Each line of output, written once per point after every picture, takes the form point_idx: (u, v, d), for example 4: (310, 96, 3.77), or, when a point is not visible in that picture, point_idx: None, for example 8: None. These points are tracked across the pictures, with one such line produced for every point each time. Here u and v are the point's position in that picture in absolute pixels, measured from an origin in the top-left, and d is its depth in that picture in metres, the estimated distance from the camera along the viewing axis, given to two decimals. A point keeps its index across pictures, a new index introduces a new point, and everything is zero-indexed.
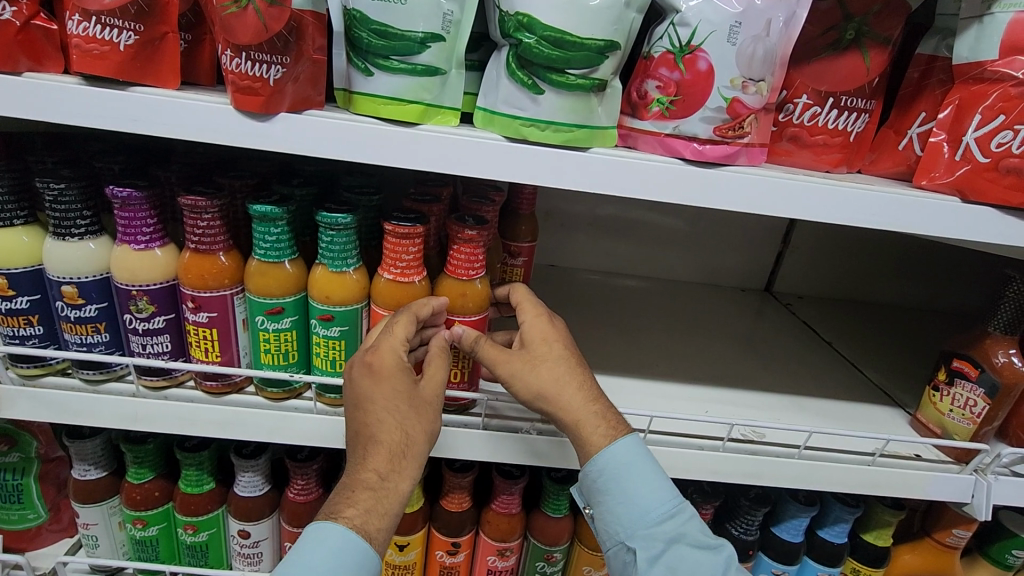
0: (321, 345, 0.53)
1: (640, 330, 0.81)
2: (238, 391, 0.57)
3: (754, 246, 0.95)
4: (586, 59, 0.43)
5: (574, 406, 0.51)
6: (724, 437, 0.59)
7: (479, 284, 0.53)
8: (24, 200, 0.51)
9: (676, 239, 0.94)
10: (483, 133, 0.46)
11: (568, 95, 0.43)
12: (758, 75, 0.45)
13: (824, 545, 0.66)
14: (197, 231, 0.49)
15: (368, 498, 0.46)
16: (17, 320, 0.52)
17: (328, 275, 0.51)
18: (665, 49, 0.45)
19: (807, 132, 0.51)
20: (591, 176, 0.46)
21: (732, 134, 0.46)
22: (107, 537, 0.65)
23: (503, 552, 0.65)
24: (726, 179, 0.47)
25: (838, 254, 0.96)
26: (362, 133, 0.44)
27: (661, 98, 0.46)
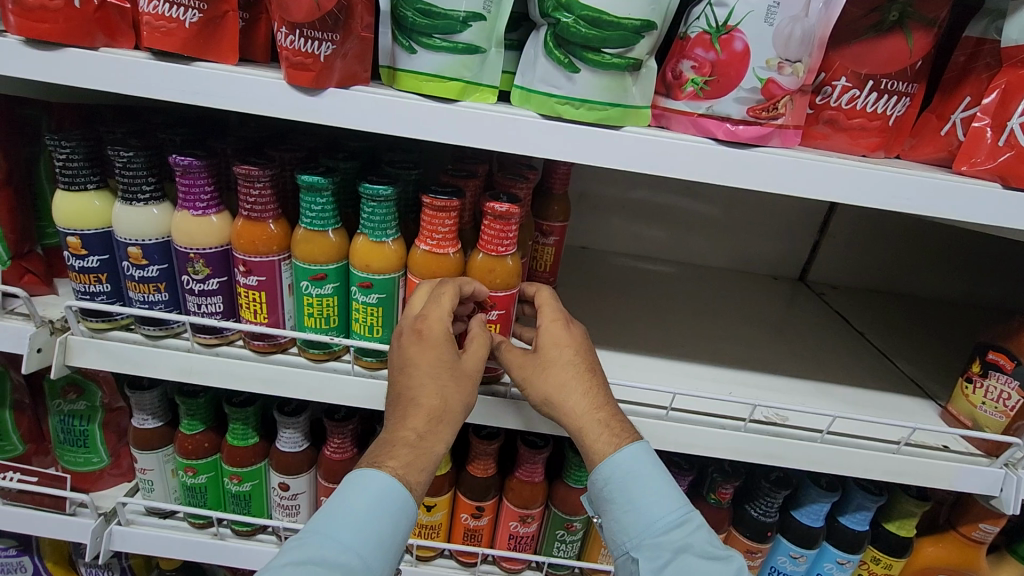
0: (361, 311, 0.56)
1: (669, 313, 0.82)
2: (282, 352, 0.60)
3: (789, 234, 0.94)
4: (622, 39, 0.44)
5: (579, 412, 0.52)
6: (746, 418, 0.59)
7: (511, 260, 0.54)
8: (96, 167, 0.55)
9: (710, 226, 0.94)
10: (519, 111, 0.48)
11: (603, 74, 0.45)
12: (795, 56, 0.45)
13: (844, 531, 0.66)
14: (249, 199, 0.53)
15: (407, 454, 0.47)
16: (89, 278, 0.56)
17: (369, 245, 0.54)
18: (701, 30, 0.46)
19: (845, 115, 0.51)
20: (622, 155, 0.47)
21: (766, 115, 0.46)
22: (161, 482, 0.70)
23: (525, 519, 0.67)
24: (758, 160, 0.47)
25: (875, 247, 0.95)
26: (404, 108, 0.46)
27: (695, 78, 0.46)
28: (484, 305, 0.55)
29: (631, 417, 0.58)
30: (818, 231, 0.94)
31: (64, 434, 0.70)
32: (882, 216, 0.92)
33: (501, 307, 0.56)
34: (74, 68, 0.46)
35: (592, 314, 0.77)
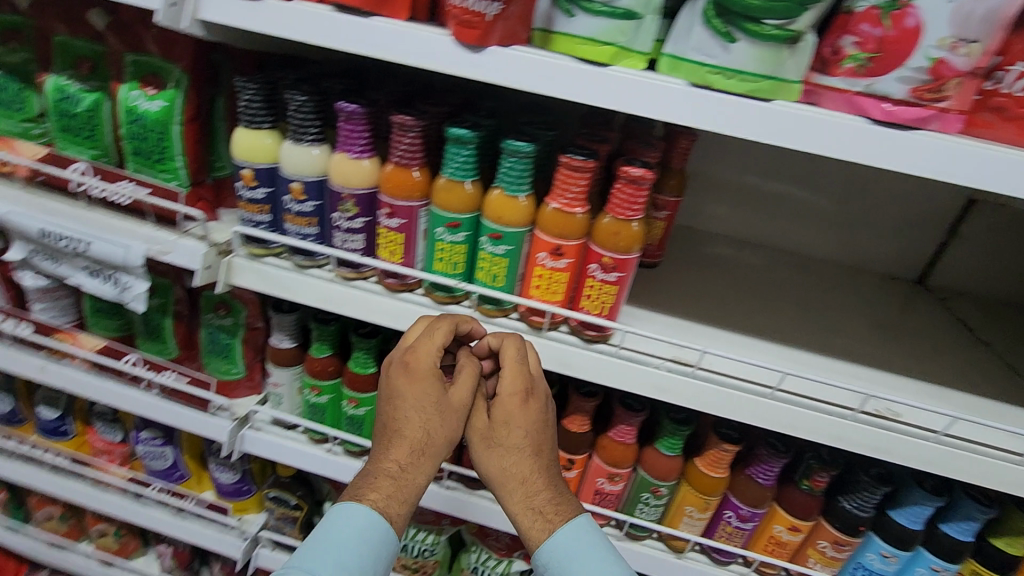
0: (488, 260, 0.60)
1: (778, 300, 0.80)
2: (410, 291, 0.66)
3: (914, 233, 0.89)
4: (787, 9, 0.43)
5: (513, 503, 0.61)
6: (856, 407, 0.59)
7: (636, 226, 0.56)
8: (270, 108, 0.62)
9: (827, 218, 0.91)
10: (668, 78, 0.49)
11: (761, 45, 0.45)
12: (972, 36, 0.43)
13: (944, 540, 0.64)
14: (401, 146, 0.58)
15: (387, 485, 0.60)
16: (255, 207, 0.64)
17: (504, 198, 0.57)
18: (871, 4, 0.45)
19: (1017, 103, 0.48)
20: (769, 130, 0.47)
21: (929, 96, 0.45)
22: (289, 397, 0.80)
23: (613, 476, 0.70)
24: (915, 142, 0.46)
25: (1006, 253, 0.88)
26: (559, 69, 0.49)
27: (856, 54, 0.46)
28: (605, 267, 0.57)
29: (736, 391, 0.59)
30: (947, 233, 0.89)
31: (213, 345, 0.80)
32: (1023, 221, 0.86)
33: (620, 270, 0.58)
34: (271, 16, 0.52)
35: (697, 291, 0.78)
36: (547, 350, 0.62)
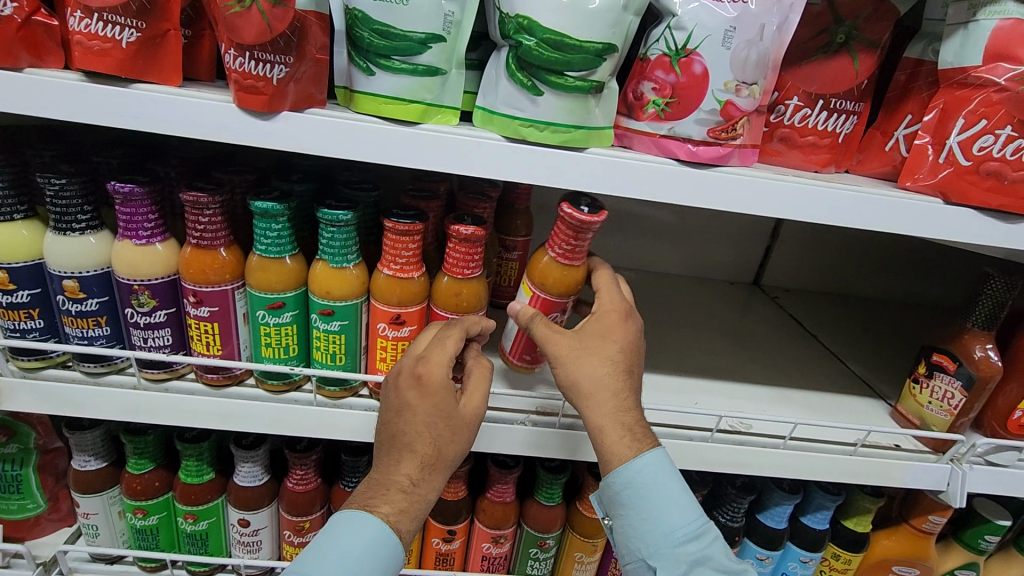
0: (276, 332, 0.69)
1: (228, 520, 0.85)
2: (237, 383, 0.74)
3: (750, 241, 1.33)
4: (408, 47, 0.56)
5: (605, 415, 0.63)
6: (223, 387, 0.73)
7: (476, 282, 0.69)
8: (24, 198, 0.65)
9: (684, 231, 1.31)
10: (110, 384, 0.71)
11: (568, 98, 0.57)
12: (169, 294, 0.67)
13: (542, 511, 0.87)
14: (570, 248, 0.67)
15: (399, 499, 0.61)
16: (88, 321, 0.67)
17: (244, 488, 0.82)
18: (129, 313, 0.67)
19: (202, 324, 0.68)
20: (437, 149, 0.59)
21: (196, 322, 0.68)
22: (107, 524, 0.84)
23: (297, 525, 0.84)
24: (186, 363, 0.68)
25: (827, 248, 1.33)
26: (37, 390, 0.69)
27: (137, 313, 0.67)
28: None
29: None
30: (773, 234, 1.32)
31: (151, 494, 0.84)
32: (819, 230, 1.31)
33: (352, 320, 0.69)
34: None
35: (231, 493, 0.83)
36: (234, 406, 0.72)
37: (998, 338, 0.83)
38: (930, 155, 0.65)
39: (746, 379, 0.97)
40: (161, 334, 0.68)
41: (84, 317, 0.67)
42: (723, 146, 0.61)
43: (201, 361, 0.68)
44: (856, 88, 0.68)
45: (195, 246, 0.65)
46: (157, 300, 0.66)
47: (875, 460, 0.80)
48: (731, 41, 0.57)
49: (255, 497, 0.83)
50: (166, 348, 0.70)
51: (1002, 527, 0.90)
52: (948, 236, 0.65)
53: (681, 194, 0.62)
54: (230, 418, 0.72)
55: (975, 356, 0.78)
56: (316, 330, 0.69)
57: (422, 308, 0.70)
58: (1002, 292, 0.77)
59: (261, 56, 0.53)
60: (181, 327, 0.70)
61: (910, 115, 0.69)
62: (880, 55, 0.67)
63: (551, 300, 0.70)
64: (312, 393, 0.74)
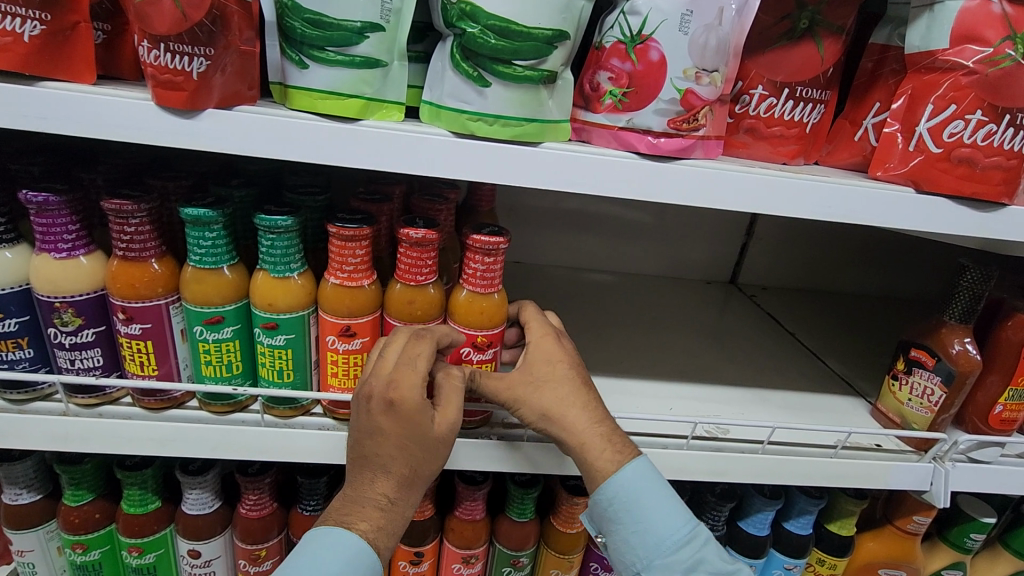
0: (217, 348, 0.64)
1: (178, 551, 0.79)
2: (179, 406, 0.69)
3: (725, 240, 1.31)
4: (344, 37, 0.52)
5: (582, 430, 0.61)
6: (162, 410, 0.68)
7: (431, 290, 0.64)
8: None
9: (658, 230, 1.28)
10: (37, 411, 0.65)
11: (517, 89, 0.53)
12: (96, 311, 0.62)
13: (515, 528, 0.82)
14: (481, 277, 0.64)
15: (376, 516, 0.58)
16: (8, 344, 0.61)
17: (193, 517, 0.76)
18: (53, 334, 0.61)
19: (133, 343, 0.63)
20: (380, 147, 0.55)
21: (127, 341, 0.63)
22: (46, 562, 0.77)
23: (253, 554, 0.78)
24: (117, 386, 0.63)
25: (804, 245, 1.31)
26: None
27: (61, 333, 0.61)
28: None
29: None
30: (749, 232, 1.30)
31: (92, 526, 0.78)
32: (794, 226, 1.29)
33: (297, 334, 0.64)
34: None
35: (179, 523, 0.77)
36: (174, 430, 0.66)
37: (976, 331, 0.81)
38: (900, 143, 0.62)
39: (724, 381, 0.94)
40: (90, 354, 0.63)
41: (3, 339, 0.61)
42: (685, 137, 0.58)
43: (136, 383, 0.62)
44: (822, 76, 0.66)
45: (121, 258, 0.60)
46: (82, 318, 0.61)
47: (856, 461, 0.78)
48: (688, 27, 0.54)
49: (206, 526, 0.77)
50: (97, 370, 0.64)
51: (987, 525, 0.88)
52: (922, 227, 0.62)
53: (644, 189, 0.58)
54: (170, 444, 0.66)
55: (954, 351, 0.75)
56: (260, 346, 0.65)
57: (374, 319, 0.65)
58: (979, 284, 0.74)
59: (177, 47, 0.48)
60: (113, 347, 0.64)
61: (878, 103, 0.66)
62: (845, 41, 0.64)
63: (467, 334, 0.65)
64: (261, 412, 0.69)
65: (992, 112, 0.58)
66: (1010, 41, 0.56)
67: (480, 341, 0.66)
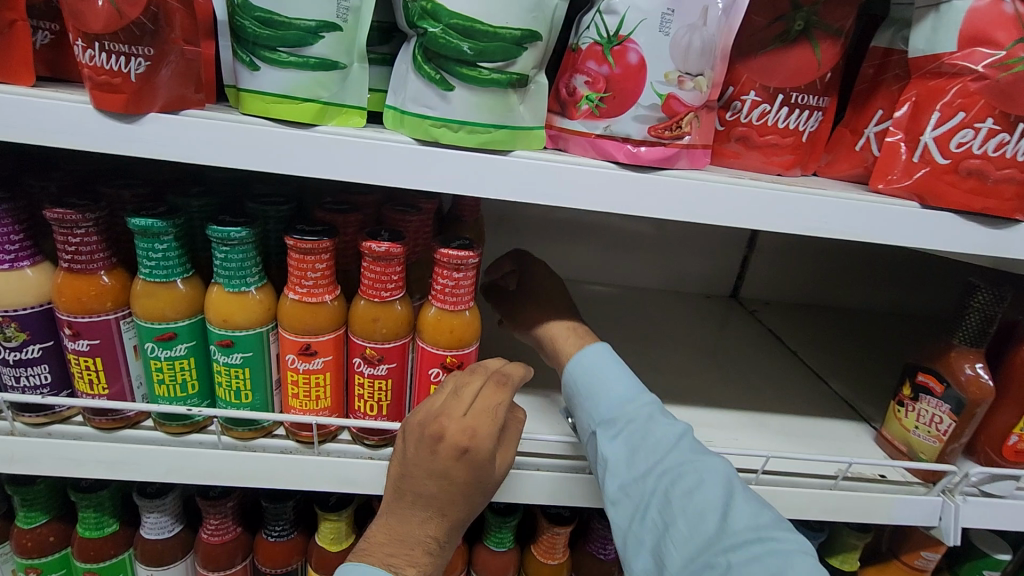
0: (170, 366, 0.60)
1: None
2: (133, 426, 0.65)
3: (725, 252, 1.26)
4: (297, 37, 0.48)
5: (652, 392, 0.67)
6: (114, 430, 0.64)
7: (398, 306, 0.60)
8: None
9: (655, 242, 1.23)
10: None
11: (483, 94, 0.49)
12: (42, 326, 0.58)
13: (492, 557, 0.78)
14: (451, 294, 0.60)
15: (422, 560, 0.54)
16: None
17: (151, 542, 0.72)
18: None
19: (81, 359, 0.59)
20: (337, 155, 0.51)
21: (74, 357, 0.59)
22: None
23: None
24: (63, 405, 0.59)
25: (807, 259, 1.26)
26: None
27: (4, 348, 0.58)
28: (371, 360, 0.61)
29: (331, 463, 0.64)
30: (750, 245, 1.25)
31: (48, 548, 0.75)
32: (797, 239, 1.24)
33: (255, 353, 0.60)
34: None
35: (137, 547, 0.73)
36: (125, 452, 0.62)
37: (988, 354, 0.76)
38: (903, 154, 0.57)
39: (719, 402, 0.89)
40: (36, 371, 0.60)
41: None
42: (668, 146, 0.54)
43: (82, 403, 0.59)
44: (820, 81, 0.61)
45: (68, 269, 0.56)
46: (27, 333, 0.58)
47: (856, 494, 0.73)
48: (669, 26, 0.50)
49: (165, 551, 0.73)
50: (44, 387, 0.61)
51: (1001, 562, 0.82)
52: (927, 245, 0.58)
53: (622, 202, 0.54)
54: (121, 467, 0.63)
55: (964, 376, 0.70)
56: (216, 364, 0.61)
57: (337, 337, 0.61)
58: (990, 305, 0.69)
59: (113, 47, 0.45)
60: (62, 363, 0.61)
61: (881, 110, 0.62)
62: (844, 43, 0.60)
63: (437, 354, 0.62)
64: (218, 434, 0.65)
65: (1004, 121, 0.54)
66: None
67: (449, 361, 0.62)
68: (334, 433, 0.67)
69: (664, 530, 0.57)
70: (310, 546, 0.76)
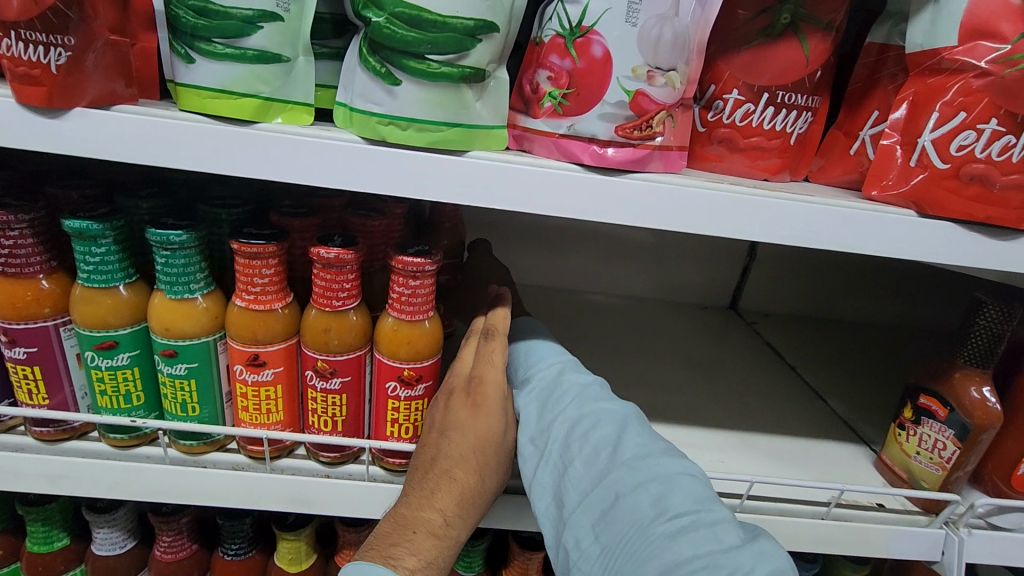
0: (111, 376, 0.57)
1: None
2: (78, 437, 0.62)
3: (723, 261, 1.21)
4: (234, 28, 0.45)
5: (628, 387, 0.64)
6: (57, 442, 0.61)
7: (352, 316, 0.57)
8: None
9: (650, 250, 1.19)
10: None
11: (433, 89, 0.46)
12: None
13: None
14: (408, 304, 0.56)
15: (428, 545, 0.51)
16: None
17: (102, 558, 0.69)
18: None
19: (19, 368, 0.56)
20: (277, 154, 0.47)
21: (12, 365, 0.56)
22: None
23: None
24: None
25: (809, 268, 1.21)
26: None
27: None
28: (323, 373, 0.58)
29: (283, 481, 0.61)
30: (749, 254, 1.20)
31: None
32: (798, 248, 1.19)
33: (202, 363, 0.57)
34: None
35: (87, 563, 0.70)
36: (66, 466, 0.59)
37: (996, 376, 0.70)
38: (899, 157, 0.52)
39: (708, 421, 0.84)
40: None
41: None
42: (639, 147, 0.49)
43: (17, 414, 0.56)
44: (809, 79, 0.56)
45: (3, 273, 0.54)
46: None
47: (850, 525, 0.67)
48: (636, 17, 0.46)
49: (116, 567, 0.70)
50: None
51: None
52: (925, 258, 0.53)
53: (588, 208, 0.50)
54: (62, 481, 0.59)
55: (968, 400, 0.65)
56: (161, 375, 0.57)
57: (289, 347, 0.58)
58: (998, 323, 0.63)
59: (30, 36, 0.42)
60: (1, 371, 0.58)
61: (877, 111, 0.57)
62: (834, 39, 0.55)
63: (394, 367, 0.58)
64: (166, 448, 0.62)
65: (1010, 122, 0.49)
66: None
67: (406, 375, 0.58)
68: (289, 448, 0.64)
69: (564, 469, 0.53)
70: (269, 565, 0.72)
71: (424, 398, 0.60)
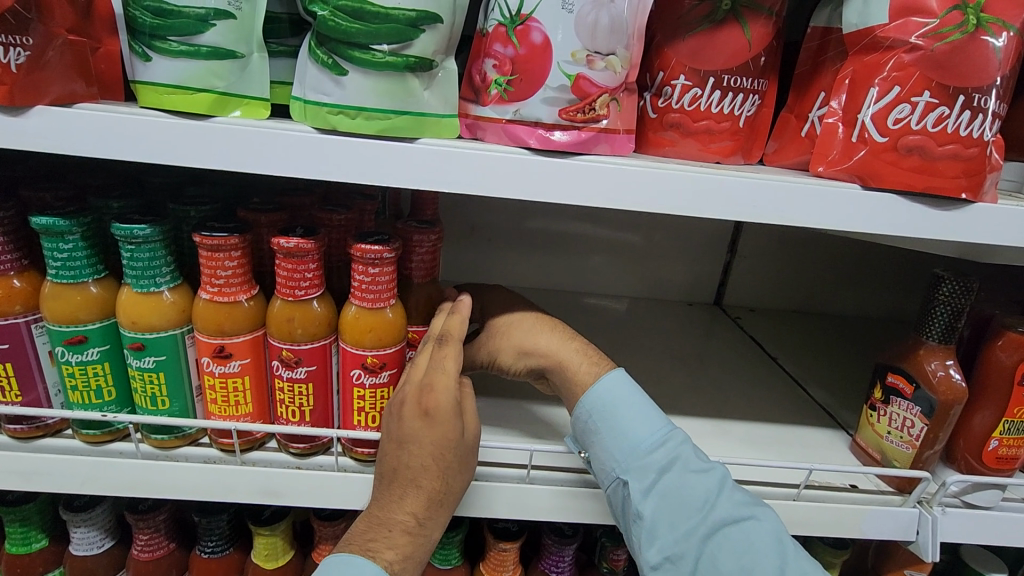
0: (81, 372, 0.58)
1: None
2: (53, 434, 0.63)
3: (705, 257, 1.21)
4: (188, 25, 0.47)
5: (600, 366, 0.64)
6: (32, 439, 0.62)
7: (316, 306, 0.58)
8: None
9: (631, 249, 1.20)
10: None
11: (380, 78, 0.48)
12: None
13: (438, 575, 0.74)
14: (370, 292, 0.57)
15: (403, 541, 0.54)
16: None
17: (80, 558, 0.70)
18: None
19: None
20: (231, 144, 0.49)
21: None
22: None
23: None
24: None
25: (789, 260, 1.21)
26: None
27: None
28: (289, 362, 0.59)
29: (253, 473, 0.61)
30: (731, 249, 1.21)
31: None
32: (778, 242, 1.20)
33: (170, 356, 0.58)
34: None
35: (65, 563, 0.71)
36: (40, 462, 0.60)
37: (963, 352, 0.71)
38: (841, 134, 0.54)
39: (684, 410, 0.84)
40: None
41: None
42: (583, 129, 0.51)
43: None
44: (754, 63, 0.58)
45: None
46: None
47: (822, 506, 0.67)
48: (573, 4, 0.48)
49: (95, 567, 0.70)
50: None
51: None
52: (872, 230, 0.54)
53: (537, 189, 0.51)
54: (36, 477, 0.60)
55: (934, 376, 0.65)
56: (130, 369, 0.59)
57: (255, 338, 0.59)
58: (957, 297, 0.64)
59: None
60: None
61: (823, 93, 0.58)
62: (775, 23, 0.57)
63: (358, 355, 0.59)
64: (138, 443, 0.63)
65: (943, 94, 0.50)
66: (956, 11, 0.49)
67: (371, 362, 0.59)
68: (261, 441, 0.65)
69: None
70: (246, 562, 0.73)
71: (390, 385, 0.61)
